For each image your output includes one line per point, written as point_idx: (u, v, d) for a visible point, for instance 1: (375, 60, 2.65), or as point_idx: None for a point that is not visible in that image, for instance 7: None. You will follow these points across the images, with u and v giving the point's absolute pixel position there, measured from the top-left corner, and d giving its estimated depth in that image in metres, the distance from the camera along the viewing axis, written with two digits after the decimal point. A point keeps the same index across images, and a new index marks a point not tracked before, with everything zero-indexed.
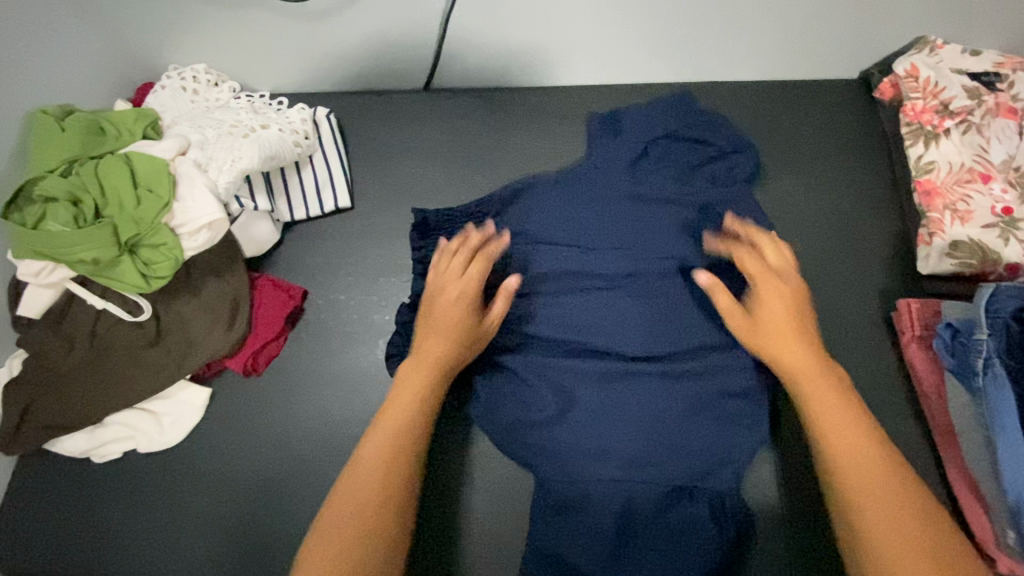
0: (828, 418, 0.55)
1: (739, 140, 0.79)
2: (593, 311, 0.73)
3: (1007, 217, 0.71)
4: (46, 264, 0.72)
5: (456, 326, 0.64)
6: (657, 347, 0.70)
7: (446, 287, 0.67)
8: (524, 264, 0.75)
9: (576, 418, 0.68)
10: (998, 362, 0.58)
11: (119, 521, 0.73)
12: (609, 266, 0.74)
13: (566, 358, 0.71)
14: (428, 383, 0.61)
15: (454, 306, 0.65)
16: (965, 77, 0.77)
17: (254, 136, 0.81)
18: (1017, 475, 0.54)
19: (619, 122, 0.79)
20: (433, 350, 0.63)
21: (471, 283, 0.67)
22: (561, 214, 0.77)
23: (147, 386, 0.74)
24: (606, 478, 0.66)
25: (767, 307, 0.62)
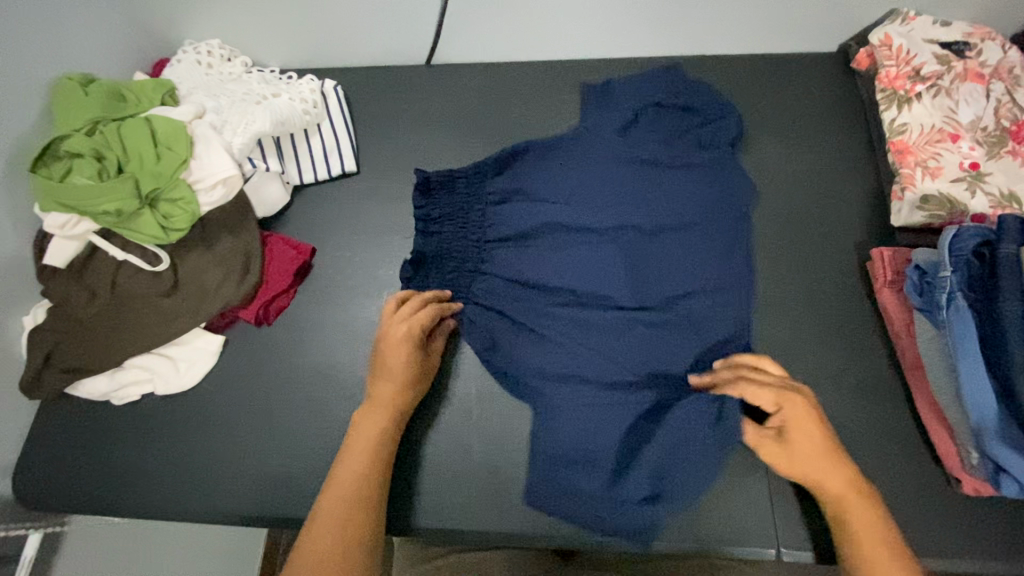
0: (859, 528, 0.59)
1: (723, 107, 0.84)
2: (586, 261, 0.77)
3: (974, 171, 0.76)
4: (71, 217, 0.76)
5: (404, 367, 0.70)
6: (646, 296, 0.75)
7: (393, 335, 0.70)
8: (519, 219, 0.79)
9: (567, 361, 0.73)
10: (961, 295, 0.62)
11: (138, 459, 0.77)
12: (598, 222, 0.78)
13: (558, 307, 0.75)
14: (387, 409, 0.69)
15: (402, 347, 0.70)
16: (935, 46, 0.81)
17: (266, 103, 0.86)
18: (977, 397, 0.59)
19: (612, 92, 0.85)
20: (382, 394, 0.69)
21: (416, 326, 0.70)
22: (552, 175, 0.80)
23: (164, 333, 0.79)
24: (595, 414, 0.71)
25: (801, 435, 0.63)
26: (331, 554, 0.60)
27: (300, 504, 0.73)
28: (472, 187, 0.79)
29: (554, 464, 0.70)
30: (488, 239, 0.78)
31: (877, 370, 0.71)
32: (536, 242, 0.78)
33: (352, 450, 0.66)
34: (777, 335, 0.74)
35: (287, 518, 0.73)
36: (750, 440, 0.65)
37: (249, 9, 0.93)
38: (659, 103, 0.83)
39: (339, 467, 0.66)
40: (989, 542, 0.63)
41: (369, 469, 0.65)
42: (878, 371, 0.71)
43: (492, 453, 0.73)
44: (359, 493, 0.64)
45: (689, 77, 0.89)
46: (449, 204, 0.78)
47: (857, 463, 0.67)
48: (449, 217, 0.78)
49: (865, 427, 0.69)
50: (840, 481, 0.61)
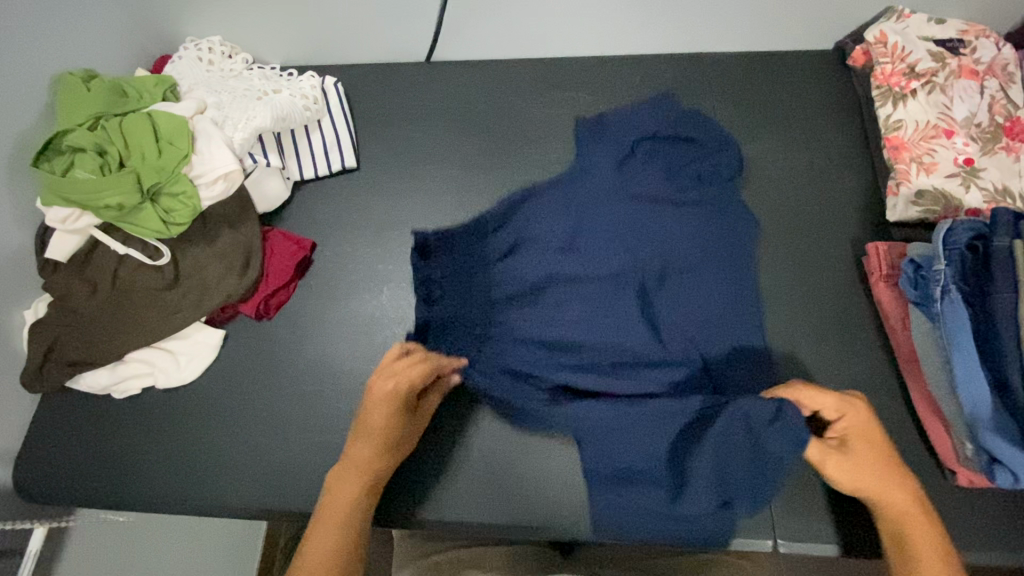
0: (925, 553, 0.58)
1: (724, 138, 0.81)
2: (601, 311, 0.72)
3: (969, 167, 0.77)
4: (73, 211, 0.77)
5: (384, 427, 0.67)
6: (670, 339, 0.71)
7: (378, 394, 0.67)
8: (524, 270, 0.75)
9: (598, 413, 0.67)
10: (955, 287, 0.63)
11: (139, 451, 0.77)
12: (605, 264, 0.73)
13: (576, 357, 0.71)
14: (362, 473, 0.66)
15: (385, 408, 0.67)
16: (930, 43, 0.82)
17: (267, 99, 0.86)
18: (970, 388, 0.60)
19: (606, 123, 0.79)
20: (360, 455, 0.66)
21: (400, 388, 0.67)
22: (551, 220, 0.76)
23: (165, 327, 0.79)
24: (639, 459, 0.67)
25: (868, 451, 0.63)
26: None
27: (301, 496, 0.74)
28: (469, 246, 0.78)
29: (611, 497, 0.69)
30: (492, 298, 0.75)
31: (873, 362, 0.72)
32: (547, 290, 0.74)
33: (321, 522, 0.62)
34: (774, 330, 0.75)
35: (288, 510, 0.73)
36: (816, 458, 0.64)
37: (250, 5, 0.93)
38: (654, 134, 0.78)
39: (310, 537, 0.61)
40: (987, 532, 0.63)
41: (342, 539, 0.61)
42: (873, 364, 0.72)
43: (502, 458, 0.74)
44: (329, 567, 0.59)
45: (683, 107, 0.86)
46: (449, 264, 0.77)
47: None
48: (448, 282, 0.76)
49: None
50: (904, 502, 0.61)
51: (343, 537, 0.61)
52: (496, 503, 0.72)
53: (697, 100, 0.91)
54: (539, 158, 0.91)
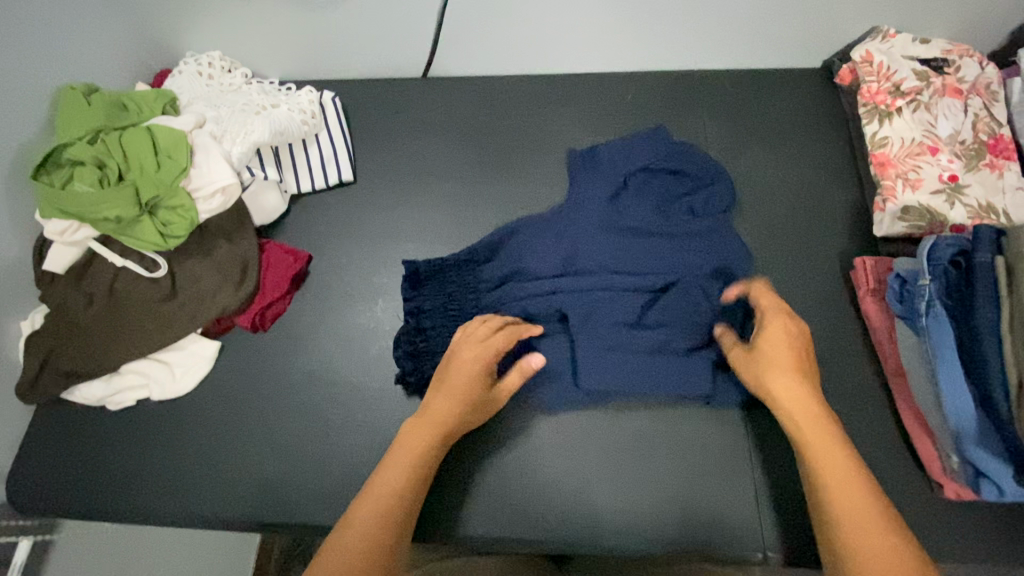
0: (818, 454, 0.57)
1: (715, 170, 0.84)
2: (587, 334, 0.74)
3: (953, 183, 0.78)
4: (71, 224, 0.78)
5: (469, 385, 0.67)
6: (662, 331, 0.74)
7: (471, 355, 0.68)
8: (519, 297, 0.78)
9: (592, 365, 0.73)
10: (939, 303, 0.64)
11: (132, 463, 0.78)
12: (597, 281, 0.77)
13: (581, 341, 0.74)
14: (439, 425, 0.65)
15: (475, 370, 0.67)
16: (914, 62, 0.84)
17: (265, 113, 0.88)
18: (957, 402, 0.60)
19: (598, 158, 0.85)
20: (439, 408, 0.66)
21: (490, 351, 0.68)
22: (546, 249, 0.80)
23: (160, 338, 0.79)
24: (618, 372, 0.72)
25: (772, 346, 0.63)
26: (363, 542, 0.55)
27: (294, 508, 0.74)
28: (464, 275, 0.81)
29: (577, 396, 0.75)
30: None
31: (862, 376, 0.73)
32: (537, 316, 0.77)
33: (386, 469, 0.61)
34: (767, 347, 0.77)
35: (281, 523, 0.74)
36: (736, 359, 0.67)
37: (250, 21, 0.95)
38: (647, 166, 0.84)
39: (379, 473, 0.61)
40: (977, 546, 0.63)
41: (408, 477, 0.60)
42: (862, 378, 0.73)
43: (502, 470, 0.73)
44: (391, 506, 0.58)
45: (674, 138, 0.90)
46: (442, 295, 0.80)
47: None
48: (441, 309, 0.79)
49: (852, 432, 0.69)
50: (800, 403, 0.60)
51: (410, 476, 0.61)
52: (489, 518, 0.71)
53: (688, 116, 0.93)
54: (533, 171, 0.92)
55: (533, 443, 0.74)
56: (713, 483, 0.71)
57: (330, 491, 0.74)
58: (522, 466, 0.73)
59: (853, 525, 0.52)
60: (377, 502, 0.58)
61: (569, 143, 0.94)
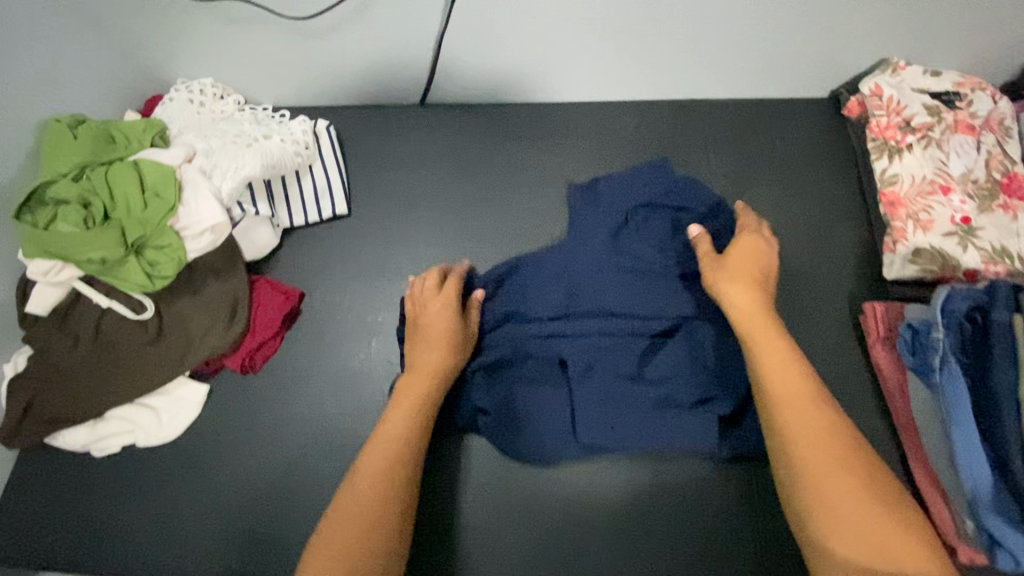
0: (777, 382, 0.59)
1: (718, 209, 0.81)
2: (585, 384, 0.72)
3: (966, 225, 0.76)
4: (55, 264, 0.76)
5: (443, 330, 0.73)
6: (664, 383, 0.71)
7: (431, 304, 0.76)
8: (514, 340, 0.76)
9: (587, 418, 0.71)
10: (954, 359, 0.61)
11: (117, 514, 0.75)
12: (597, 325, 0.75)
13: (577, 391, 0.72)
14: (430, 379, 0.70)
15: (442, 313, 0.74)
16: (925, 96, 0.82)
17: (257, 146, 0.85)
18: (971, 467, 0.58)
19: (598, 192, 0.83)
20: (428, 359, 0.71)
21: (449, 299, 0.76)
22: (544, 288, 0.78)
23: (148, 382, 0.77)
24: (615, 427, 0.71)
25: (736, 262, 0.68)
26: (376, 483, 0.61)
27: (284, 563, 0.72)
28: None
29: (574, 448, 0.72)
30: (480, 365, 0.76)
31: (872, 430, 0.70)
32: (533, 359, 0.75)
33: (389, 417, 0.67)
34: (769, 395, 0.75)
35: None
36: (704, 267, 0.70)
37: (243, 48, 0.93)
38: (648, 202, 0.81)
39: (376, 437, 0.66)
40: None
41: (413, 418, 0.67)
42: (873, 431, 0.70)
43: (506, 523, 0.72)
44: (394, 448, 0.64)
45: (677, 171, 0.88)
46: None
47: None
48: None
49: None
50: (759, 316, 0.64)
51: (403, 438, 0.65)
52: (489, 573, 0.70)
53: (691, 149, 0.91)
54: (532, 206, 0.90)
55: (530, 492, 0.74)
56: (714, 541, 0.70)
57: None
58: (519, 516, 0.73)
59: (798, 434, 0.56)
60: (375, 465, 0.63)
61: (569, 176, 0.92)
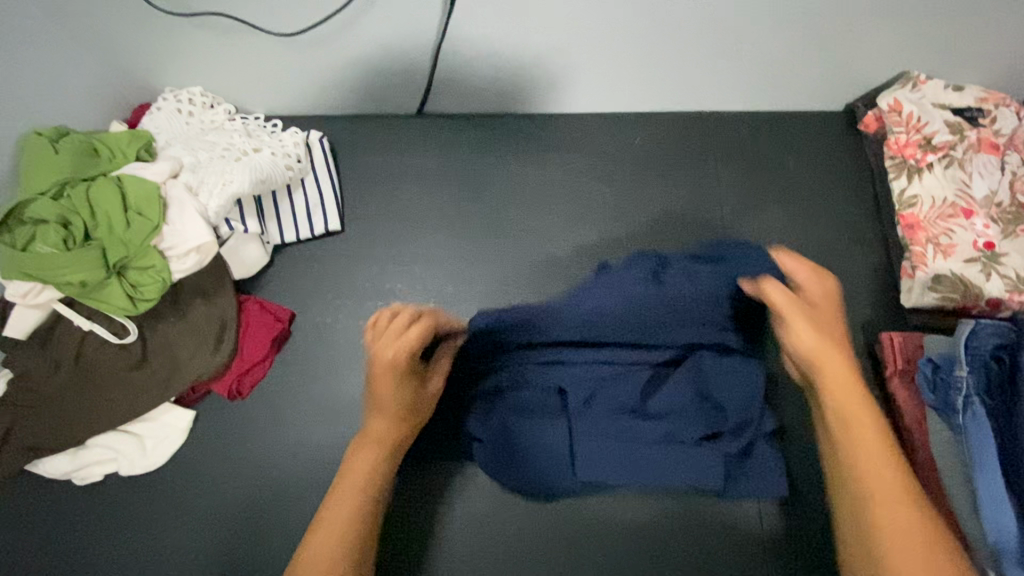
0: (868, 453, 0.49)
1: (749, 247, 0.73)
2: (587, 420, 0.69)
3: (989, 252, 0.72)
4: (33, 285, 0.72)
5: (398, 396, 0.61)
6: (671, 420, 0.68)
7: (381, 363, 0.61)
8: (510, 370, 0.71)
9: (588, 458, 0.68)
10: (977, 400, 0.58)
11: (98, 545, 0.73)
12: (602, 363, 0.70)
13: (578, 427, 0.69)
14: (383, 447, 0.60)
15: (393, 378, 0.60)
16: (947, 112, 0.78)
17: (246, 160, 0.82)
18: (996, 518, 0.54)
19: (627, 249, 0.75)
20: (379, 428, 0.61)
21: (407, 356, 0.61)
22: (549, 323, 0.71)
23: (131, 409, 0.74)
24: (616, 467, 0.67)
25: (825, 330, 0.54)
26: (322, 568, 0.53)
27: None
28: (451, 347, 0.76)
29: (573, 482, 0.69)
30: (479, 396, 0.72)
31: None
32: (533, 394, 0.71)
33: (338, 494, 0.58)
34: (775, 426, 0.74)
35: None
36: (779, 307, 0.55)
37: (232, 56, 0.89)
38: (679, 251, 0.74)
39: (325, 510, 0.57)
40: None
41: (369, 484, 0.58)
42: None
43: (502, 556, 0.72)
44: (342, 536, 0.55)
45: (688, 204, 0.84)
46: None
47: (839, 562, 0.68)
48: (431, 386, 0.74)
49: None
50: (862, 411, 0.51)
51: (356, 509, 0.56)
52: None
53: (697, 165, 0.87)
54: (532, 224, 0.87)
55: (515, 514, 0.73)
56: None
57: None
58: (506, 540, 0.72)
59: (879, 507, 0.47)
60: (322, 545, 0.54)
61: (572, 192, 0.88)
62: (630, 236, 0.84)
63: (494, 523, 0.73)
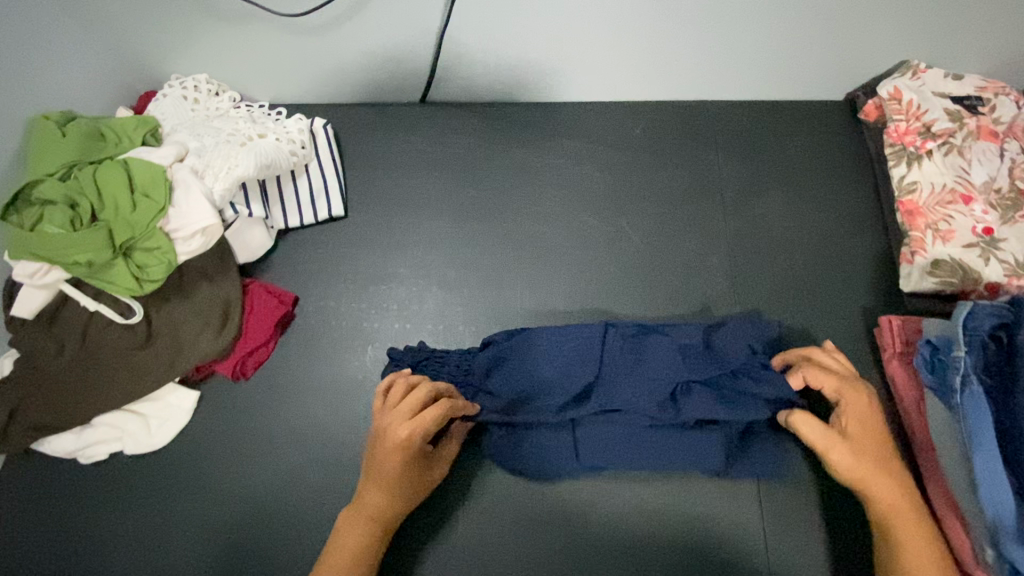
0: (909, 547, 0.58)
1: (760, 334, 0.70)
2: (594, 419, 0.68)
3: (988, 237, 0.73)
4: (41, 265, 0.73)
5: (398, 477, 0.62)
6: (681, 412, 0.66)
7: (383, 448, 0.62)
8: (517, 379, 0.70)
9: (589, 453, 0.68)
10: (976, 380, 0.58)
11: (102, 524, 0.73)
12: (616, 376, 0.68)
13: (583, 427, 0.68)
14: (373, 525, 0.62)
15: (397, 460, 0.62)
16: (947, 100, 0.78)
17: (251, 145, 0.82)
18: (993, 494, 0.55)
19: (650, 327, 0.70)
20: (372, 504, 0.62)
21: (416, 436, 0.62)
22: (563, 346, 0.69)
23: (136, 390, 0.75)
24: (614, 456, 0.68)
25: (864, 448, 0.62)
26: None
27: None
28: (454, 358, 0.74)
29: (573, 469, 0.70)
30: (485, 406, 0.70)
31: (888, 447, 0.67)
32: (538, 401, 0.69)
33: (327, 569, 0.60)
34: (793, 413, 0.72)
35: None
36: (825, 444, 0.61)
37: (238, 43, 0.90)
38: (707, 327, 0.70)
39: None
40: None
41: (360, 557, 0.61)
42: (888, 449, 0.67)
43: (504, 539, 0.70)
44: None
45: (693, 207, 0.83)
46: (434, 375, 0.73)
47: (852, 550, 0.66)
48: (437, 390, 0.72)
49: None
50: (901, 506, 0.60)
51: None
52: None
53: (698, 153, 0.88)
54: (534, 210, 0.87)
55: (527, 517, 0.70)
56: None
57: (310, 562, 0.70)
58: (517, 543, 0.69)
59: None
60: None
61: (573, 179, 0.89)
62: (631, 223, 0.85)
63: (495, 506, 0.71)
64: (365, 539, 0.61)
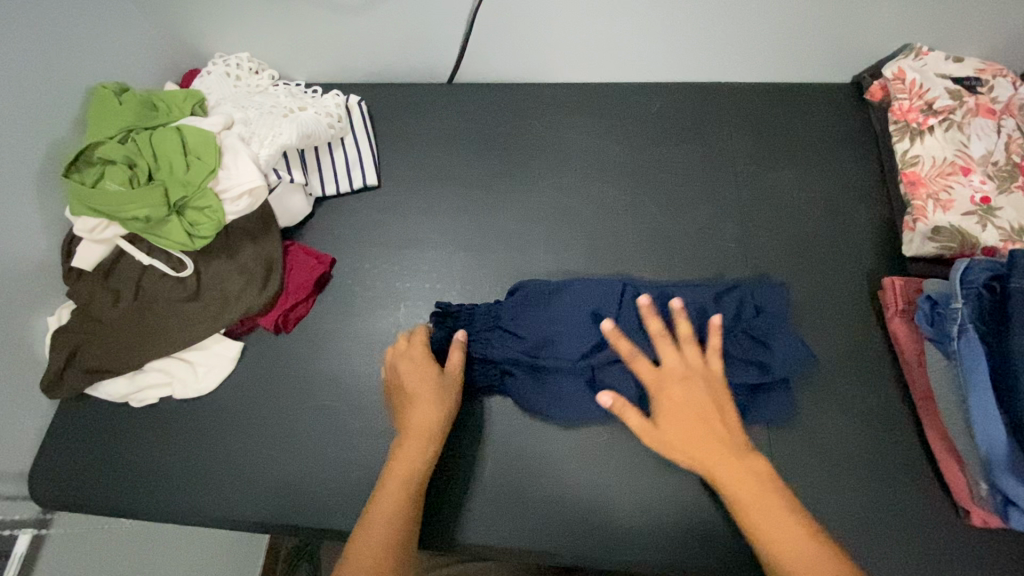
0: (752, 509, 0.57)
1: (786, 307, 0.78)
2: (614, 370, 0.74)
3: (986, 206, 0.78)
4: (101, 221, 0.79)
5: (426, 385, 0.71)
6: None
7: (410, 370, 0.73)
8: (548, 330, 0.76)
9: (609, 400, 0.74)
10: (971, 327, 0.64)
11: (152, 461, 0.79)
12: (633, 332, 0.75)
13: (604, 377, 0.74)
14: (424, 435, 0.68)
15: (416, 372, 0.73)
16: (948, 81, 0.83)
17: (293, 116, 0.87)
18: (987, 430, 0.60)
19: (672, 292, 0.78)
20: (418, 418, 0.69)
21: (416, 352, 0.75)
22: (588, 303, 0.77)
23: (184, 338, 0.80)
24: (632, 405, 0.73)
25: (677, 426, 0.62)
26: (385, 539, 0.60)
27: (310, 509, 0.75)
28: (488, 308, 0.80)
29: (592, 416, 0.75)
30: (515, 353, 0.76)
31: (886, 398, 0.74)
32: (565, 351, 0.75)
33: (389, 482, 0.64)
34: (807, 382, 0.75)
35: (298, 524, 0.74)
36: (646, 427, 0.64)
37: (280, 24, 0.96)
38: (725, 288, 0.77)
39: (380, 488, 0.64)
40: (983, 561, 0.65)
41: (418, 463, 0.66)
42: (886, 399, 0.73)
43: (532, 480, 0.74)
44: (399, 509, 0.62)
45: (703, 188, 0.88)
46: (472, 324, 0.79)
47: (861, 491, 0.69)
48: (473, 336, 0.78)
49: (874, 457, 0.71)
50: (736, 470, 0.59)
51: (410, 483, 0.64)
52: (507, 526, 0.72)
53: (711, 130, 0.93)
54: (556, 181, 0.93)
55: (550, 485, 0.74)
56: (743, 555, 0.68)
57: (348, 496, 0.75)
58: (539, 508, 0.72)
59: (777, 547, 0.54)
60: (380, 516, 0.61)
61: (592, 153, 0.94)
62: (648, 192, 0.90)
63: (522, 451, 0.75)
64: (420, 452, 0.67)
